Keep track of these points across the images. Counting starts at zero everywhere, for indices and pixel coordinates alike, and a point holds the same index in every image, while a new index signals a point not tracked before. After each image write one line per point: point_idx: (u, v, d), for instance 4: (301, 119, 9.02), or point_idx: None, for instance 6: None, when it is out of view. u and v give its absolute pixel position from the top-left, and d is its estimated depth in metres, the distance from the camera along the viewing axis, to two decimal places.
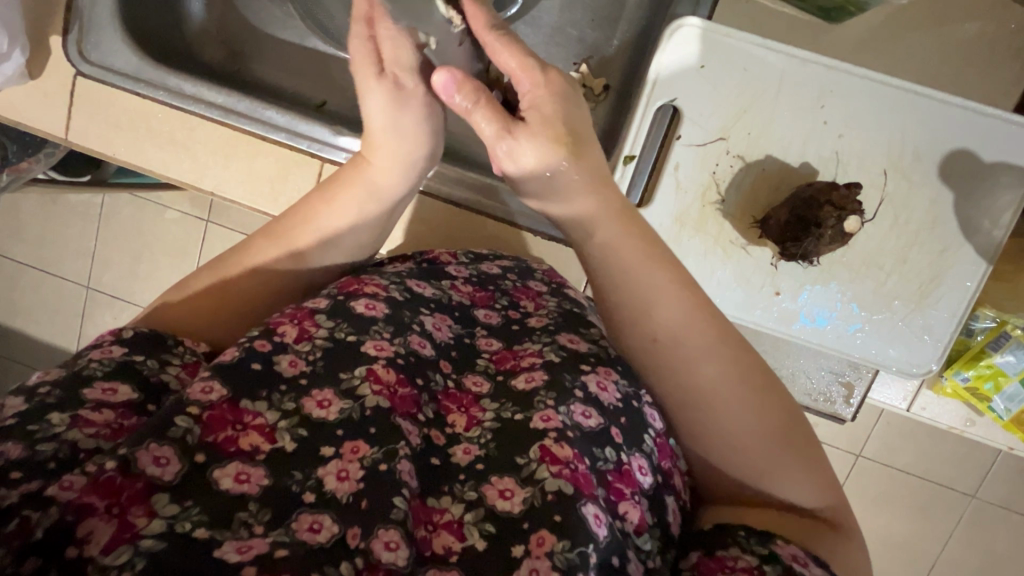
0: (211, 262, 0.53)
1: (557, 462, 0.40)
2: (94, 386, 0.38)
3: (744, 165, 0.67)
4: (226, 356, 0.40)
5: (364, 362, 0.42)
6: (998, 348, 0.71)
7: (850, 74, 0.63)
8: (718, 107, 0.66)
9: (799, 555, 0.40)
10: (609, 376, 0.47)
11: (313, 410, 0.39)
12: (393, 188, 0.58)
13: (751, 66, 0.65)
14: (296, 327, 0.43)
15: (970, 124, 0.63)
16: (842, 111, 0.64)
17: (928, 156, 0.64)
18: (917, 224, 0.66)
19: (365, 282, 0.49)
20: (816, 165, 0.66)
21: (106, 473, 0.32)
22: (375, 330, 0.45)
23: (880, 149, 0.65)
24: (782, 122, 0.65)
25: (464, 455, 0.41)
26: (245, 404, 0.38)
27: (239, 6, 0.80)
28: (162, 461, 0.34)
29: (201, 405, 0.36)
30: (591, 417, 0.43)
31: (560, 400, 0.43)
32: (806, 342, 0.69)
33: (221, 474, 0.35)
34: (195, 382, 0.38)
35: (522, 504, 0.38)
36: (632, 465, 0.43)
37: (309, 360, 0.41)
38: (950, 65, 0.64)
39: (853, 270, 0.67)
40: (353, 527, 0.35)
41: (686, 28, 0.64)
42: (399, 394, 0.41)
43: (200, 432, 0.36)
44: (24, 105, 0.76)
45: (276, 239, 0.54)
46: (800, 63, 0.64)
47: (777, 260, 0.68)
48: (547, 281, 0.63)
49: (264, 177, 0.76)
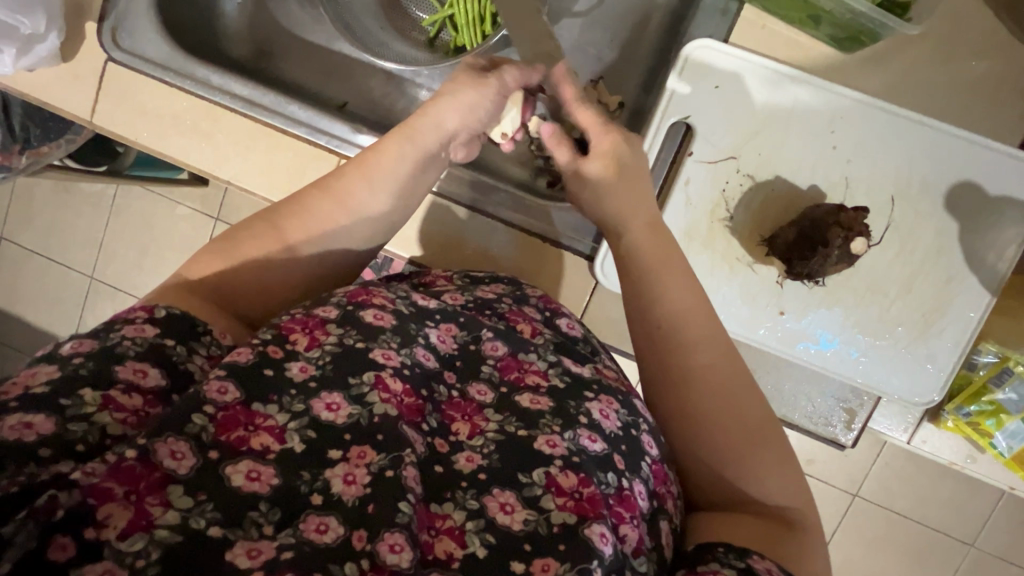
0: (237, 231, 0.53)
1: (563, 492, 0.40)
2: (127, 365, 0.39)
3: (753, 184, 0.68)
4: (238, 357, 0.40)
5: (372, 368, 0.42)
6: (1000, 383, 0.72)
7: (860, 103, 0.65)
8: (731, 128, 0.67)
9: (774, 570, 0.40)
10: (611, 404, 0.48)
11: (322, 412, 0.39)
12: (431, 145, 0.60)
13: (764, 89, 0.66)
14: (307, 336, 0.43)
15: (975, 158, 0.64)
16: (851, 137, 0.66)
17: (935, 188, 0.66)
18: (923, 252, 0.66)
19: (373, 293, 0.48)
20: (825, 188, 0.67)
21: (126, 461, 0.33)
22: (383, 338, 0.44)
23: (888, 177, 0.66)
24: (792, 144, 0.67)
25: (468, 463, 0.41)
26: (257, 407, 0.38)
27: (269, 6, 0.86)
28: (178, 455, 0.35)
29: (216, 405, 0.37)
30: (596, 442, 0.44)
31: (566, 426, 0.44)
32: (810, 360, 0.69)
33: (232, 471, 0.35)
34: (211, 381, 0.38)
35: (524, 523, 0.38)
36: (636, 492, 0.43)
37: (317, 365, 0.41)
38: (964, 102, 0.65)
39: (859, 296, 0.68)
40: (358, 529, 0.35)
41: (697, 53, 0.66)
42: (406, 403, 0.42)
43: (214, 430, 0.36)
44: (50, 86, 0.78)
45: (299, 213, 0.55)
46: (813, 89, 0.66)
47: (783, 279, 0.68)
48: (541, 308, 0.60)
49: (281, 169, 0.76)
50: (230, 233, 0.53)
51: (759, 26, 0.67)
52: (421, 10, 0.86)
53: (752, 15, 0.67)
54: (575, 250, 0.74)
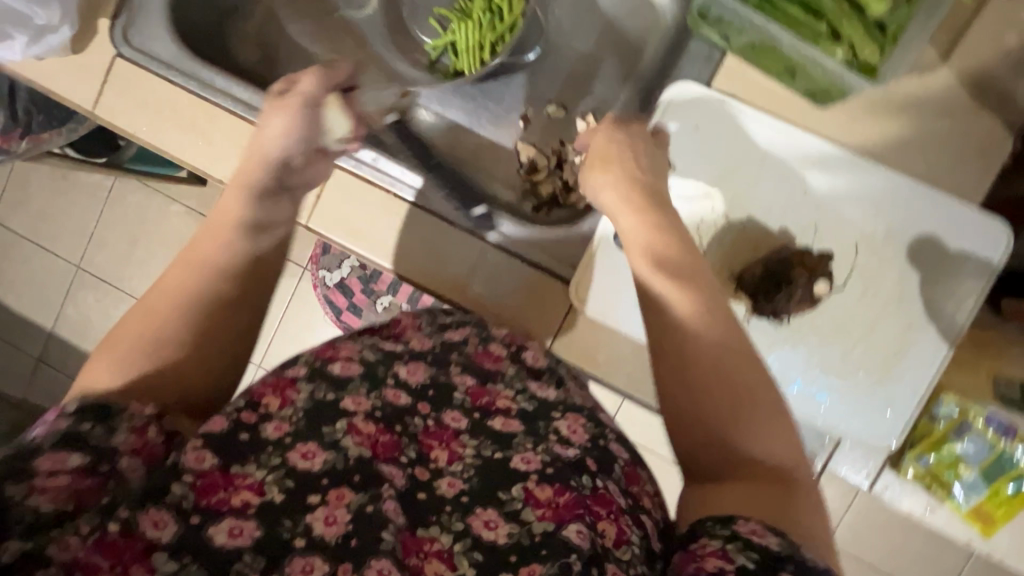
0: (117, 330, 0.52)
1: (538, 504, 0.50)
2: (45, 456, 0.42)
3: (726, 223, 0.70)
4: (214, 427, 0.49)
5: (344, 416, 0.52)
6: (960, 436, 0.76)
7: (830, 152, 0.68)
8: (708, 167, 0.71)
9: (758, 530, 0.43)
10: (577, 421, 0.59)
11: (298, 462, 0.48)
12: (250, 164, 0.65)
13: (741, 133, 0.70)
14: (278, 397, 0.53)
15: (936, 213, 0.68)
16: (821, 185, 0.69)
17: (897, 239, 0.69)
18: (885, 299, 0.69)
19: (339, 348, 0.60)
20: (795, 231, 0.70)
21: (110, 534, 0.42)
22: (352, 387, 0.55)
23: (853, 225, 0.69)
24: (765, 187, 0.70)
25: (449, 488, 0.51)
26: (234, 470, 0.47)
27: (281, 19, 0.91)
28: (160, 524, 0.43)
29: (195, 471, 0.46)
30: (567, 450, 0.55)
31: (536, 442, 0.55)
32: (771, 386, 0.71)
33: (215, 531, 0.44)
34: (189, 451, 0.47)
35: (507, 537, 0.48)
36: (608, 490, 0.52)
37: (292, 421, 0.51)
38: (933, 159, 0.68)
39: (822, 337, 0.70)
40: (344, 564, 0.44)
41: (676, 98, 0.70)
42: (379, 442, 0.52)
43: (194, 496, 0.45)
44: (54, 75, 0.79)
45: (182, 271, 0.55)
46: (787, 136, 0.69)
47: (750, 317, 0.70)
48: (507, 343, 0.66)
49: None
50: (110, 338, 0.52)
51: (740, 73, 0.70)
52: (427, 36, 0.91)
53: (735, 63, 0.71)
54: (553, 273, 0.76)
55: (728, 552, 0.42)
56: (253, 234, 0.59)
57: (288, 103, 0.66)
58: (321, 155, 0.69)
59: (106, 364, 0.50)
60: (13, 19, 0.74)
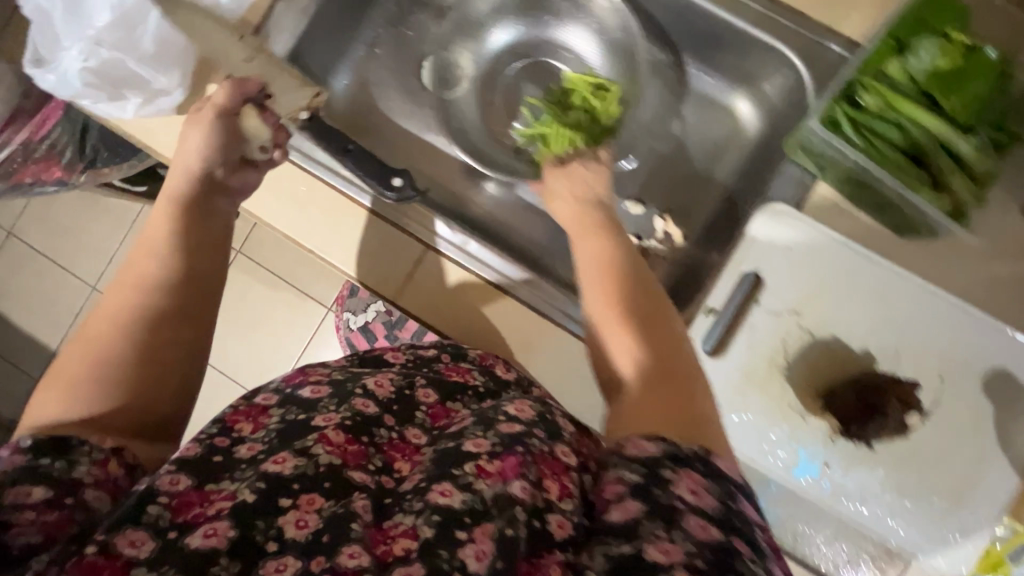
0: (57, 365, 0.53)
1: (489, 475, 0.47)
2: (8, 492, 0.43)
3: (811, 339, 0.73)
4: (188, 452, 0.48)
5: (314, 430, 0.51)
6: (1017, 559, 0.69)
7: (910, 281, 0.72)
8: (795, 285, 0.74)
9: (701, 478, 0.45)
10: (525, 403, 0.56)
11: (270, 466, 0.47)
12: (193, 166, 0.69)
13: (829, 255, 0.73)
14: (252, 423, 0.53)
15: (1010, 348, 0.70)
16: (903, 312, 0.72)
17: (975, 369, 0.71)
18: (962, 426, 0.70)
19: (309, 373, 0.61)
20: (877, 354, 0.72)
21: (87, 557, 0.40)
22: (322, 406, 0.54)
23: (934, 353, 0.71)
24: (849, 308, 0.73)
25: (410, 480, 0.48)
26: (210, 487, 0.46)
27: (374, 96, 0.95)
28: (137, 543, 0.41)
29: (168, 494, 0.44)
30: (517, 425, 0.52)
31: (486, 430, 0.51)
32: (854, 505, 0.71)
33: (190, 538, 0.42)
34: (163, 475, 0.45)
35: (462, 502, 0.44)
36: (558, 451, 0.51)
37: (263, 441, 0.50)
38: (1007, 296, 0.72)
39: (902, 460, 0.71)
40: (318, 556, 0.42)
41: (769, 217, 0.74)
42: (349, 449, 0.50)
43: (170, 514, 0.43)
44: (155, 133, 0.78)
45: (124, 285, 0.58)
46: (871, 263, 0.73)
47: (836, 436, 0.71)
48: (470, 367, 0.69)
49: (367, 248, 0.79)
50: (53, 369, 0.53)
51: (829, 199, 0.74)
52: (530, 91, 0.97)
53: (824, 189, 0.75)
54: None
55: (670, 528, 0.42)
56: (186, 255, 0.62)
57: (202, 117, 0.70)
58: (244, 165, 0.73)
59: (52, 383, 0.51)
60: (131, 82, 0.75)
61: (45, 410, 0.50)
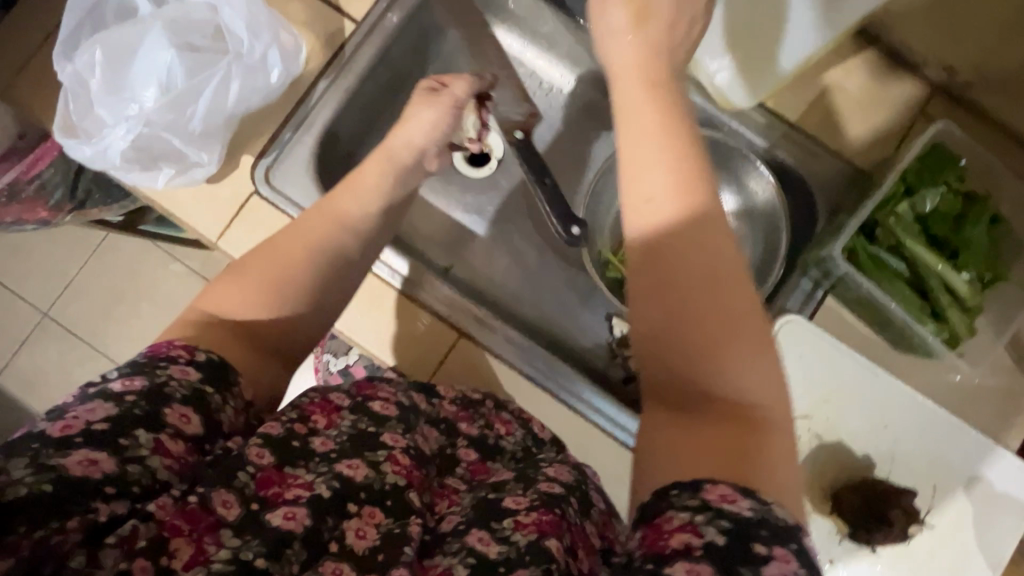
0: (230, 270, 0.61)
1: (526, 525, 0.48)
2: (173, 410, 0.46)
3: (820, 442, 0.79)
4: (271, 430, 0.50)
5: (384, 448, 0.53)
6: None
7: (908, 395, 0.78)
8: (807, 391, 0.79)
9: (729, 494, 0.39)
10: (563, 467, 0.61)
11: (344, 470, 0.49)
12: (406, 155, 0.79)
13: (839, 365, 0.79)
14: (325, 418, 0.54)
15: (989, 457, 0.77)
16: (901, 423, 0.78)
17: (958, 474, 0.78)
18: (945, 527, 0.77)
19: (377, 388, 0.62)
20: (875, 458, 0.78)
21: (190, 504, 0.43)
22: (390, 425, 0.57)
23: (925, 459, 0.78)
24: (854, 416, 0.79)
25: (449, 522, 0.50)
26: (288, 469, 0.48)
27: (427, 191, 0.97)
28: (228, 504, 0.44)
29: (256, 466, 0.47)
30: (555, 487, 0.55)
31: (527, 485, 0.55)
32: None
33: (271, 516, 0.44)
34: (251, 446, 0.48)
35: (500, 553, 0.45)
36: (588, 529, 0.54)
37: (336, 442, 0.52)
38: (993, 412, 0.79)
39: (894, 559, 0.77)
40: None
41: (790, 325, 0.79)
42: (413, 474, 0.53)
43: (255, 486, 0.46)
44: (184, 203, 0.78)
45: (309, 245, 0.64)
46: (877, 376, 0.78)
47: (843, 537, 0.76)
48: (515, 416, 0.74)
49: (400, 332, 0.81)
50: (228, 273, 0.61)
51: (835, 312, 0.81)
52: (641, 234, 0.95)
53: (832, 303, 0.81)
54: None
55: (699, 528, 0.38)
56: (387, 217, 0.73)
57: (442, 98, 0.83)
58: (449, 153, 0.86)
59: (238, 287, 0.59)
60: (167, 154, 0.75)
61: (224, 302, 0.57)
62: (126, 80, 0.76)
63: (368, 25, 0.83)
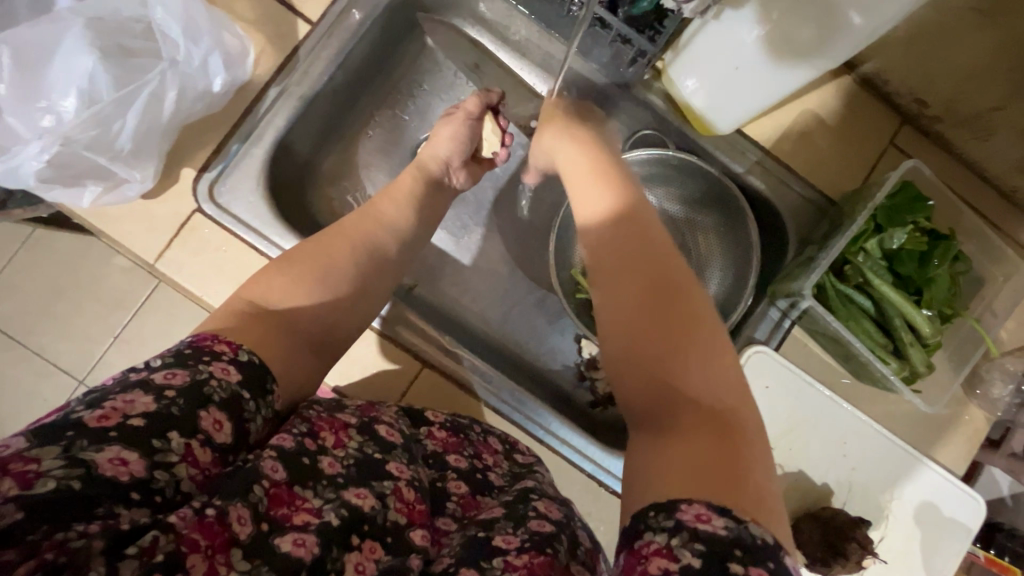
0: (280, 262, 0.58)
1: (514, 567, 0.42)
2: (209, 414, 0.42)
3: (781, 472, 0.80)
4: (283, 443, 0.46)
5: (389, 478, 0.49)
6: None
7: (865, 424, 0.80)
8: (772, 422, 0.79)
9: (703, 514, 0.37)
10: (551, 505, 0.53)
11: (352, 498, 0.45)
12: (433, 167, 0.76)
13: (801, 396, 0.79)
14: (334, 435, 0.49)
15: (937, 483, 0.80)
16: (858, 451, 0.80)
17: (907, 500, 0.80)
18: (894, 551, 0.80)
19: (382, 412, 0.58)
20: (833, 486, 0.80)
21: (207, 516, 0.39)
22: (396, 453, 0.52)
23: (878, 486, 0.80)
24: (815, 446, 0.80)
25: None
26: (297, 489, 0.44)
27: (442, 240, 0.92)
28: (241, 520, 0.40)
29: (269, 480, 0.43)
30: (545, 526, 0.48)
31: (517, 526, 0.47)
32: None
33: (280, 541, 0.41)
34: (267, 458, 0.44)
35: None
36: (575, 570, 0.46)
37: (344, 465, 0.48)
38: (940, 439, 0.82)
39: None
40: None
41: (757, 356, 0.78)
42: (416, 509, 0.49)
43: (267, 503, 0.42)
44: (118, 220, 0.72)
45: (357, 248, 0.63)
46: (837, 407, 0.80)
47: (800, 565, 0.78)
48: (503, 441, 0.69)
49: (358, 360, 0.77)
50: (276, 262, 0.57)
51: (801, 342, 0.81)
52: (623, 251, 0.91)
53: (797, 333, 0.82)
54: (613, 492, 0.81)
55: (675, 552, 0.35)
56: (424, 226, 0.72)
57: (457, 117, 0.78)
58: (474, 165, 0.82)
59: (283, 278, 0.56)
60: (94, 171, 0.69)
61: (265, 288, 0.54)
62: (38, 86, 0.67)
63: (324, 27, 0.75)
